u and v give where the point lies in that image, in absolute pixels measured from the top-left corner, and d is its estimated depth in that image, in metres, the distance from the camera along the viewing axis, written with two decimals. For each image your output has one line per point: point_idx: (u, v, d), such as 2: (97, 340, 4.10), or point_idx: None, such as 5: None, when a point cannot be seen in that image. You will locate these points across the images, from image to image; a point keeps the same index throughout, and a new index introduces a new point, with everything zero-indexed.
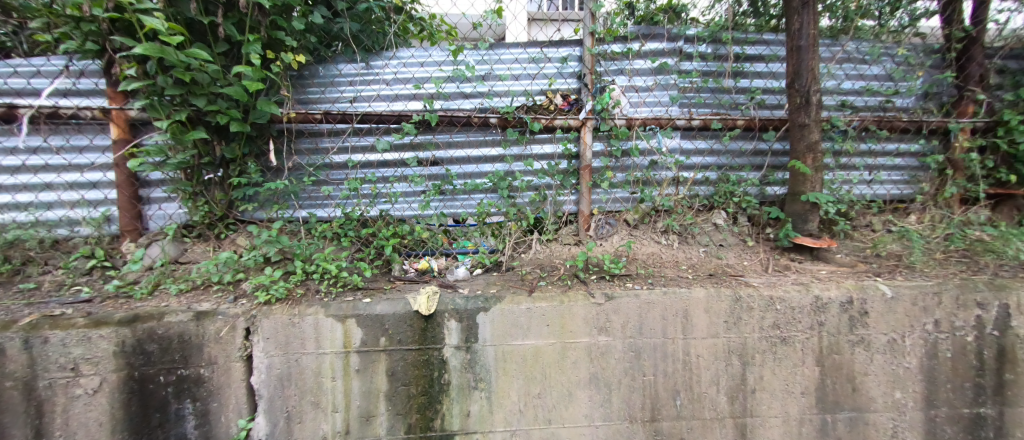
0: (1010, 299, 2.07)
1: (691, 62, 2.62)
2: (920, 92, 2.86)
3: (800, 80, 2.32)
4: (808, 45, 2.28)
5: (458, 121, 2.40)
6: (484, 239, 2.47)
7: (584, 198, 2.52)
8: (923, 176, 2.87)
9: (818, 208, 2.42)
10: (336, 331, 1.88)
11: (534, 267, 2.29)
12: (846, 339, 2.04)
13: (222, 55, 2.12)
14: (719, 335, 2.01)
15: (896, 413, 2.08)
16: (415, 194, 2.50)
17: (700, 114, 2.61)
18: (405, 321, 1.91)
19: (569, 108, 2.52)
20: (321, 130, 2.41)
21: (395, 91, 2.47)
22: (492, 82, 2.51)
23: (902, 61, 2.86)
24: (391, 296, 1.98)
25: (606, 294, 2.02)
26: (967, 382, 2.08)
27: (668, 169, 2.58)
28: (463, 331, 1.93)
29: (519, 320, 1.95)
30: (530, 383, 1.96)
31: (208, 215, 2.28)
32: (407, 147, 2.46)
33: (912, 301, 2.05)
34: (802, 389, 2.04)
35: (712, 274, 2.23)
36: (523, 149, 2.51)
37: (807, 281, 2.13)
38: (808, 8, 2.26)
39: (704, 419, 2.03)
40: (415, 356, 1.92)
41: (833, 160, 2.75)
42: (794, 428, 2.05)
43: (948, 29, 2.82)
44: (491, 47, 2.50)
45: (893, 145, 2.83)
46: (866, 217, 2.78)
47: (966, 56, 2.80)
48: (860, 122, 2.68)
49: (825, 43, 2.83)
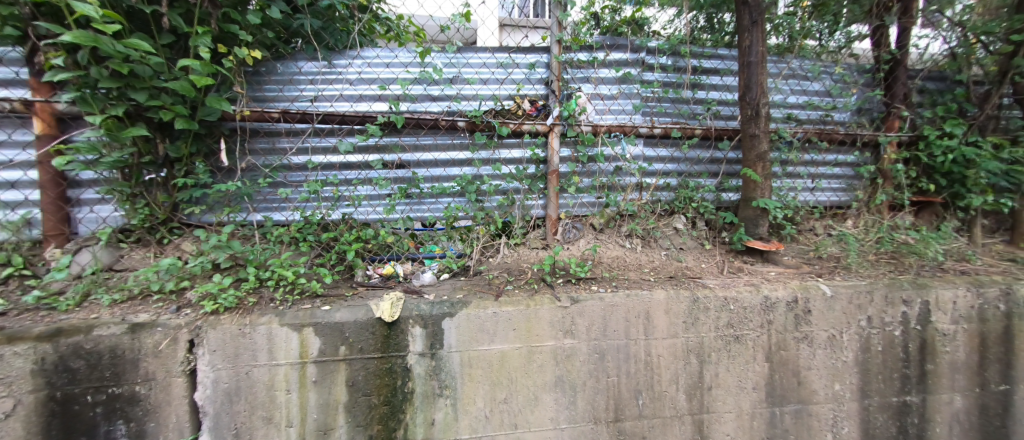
0: (931, 296, 2.30)
1: (653, 73, 2.73)
2: (855, 108, 3.14)
3: (751, 94, 2.48)
4: (757, 61, 2.44)
5: (425, 123, 2.35)
6: (451, 243, 2.40)
7: (551, 202, 2.53)
8: (857, 184, 3.13)
9: (767, 213, 2.58)
10: (292, 340, 1.75)
11: (501, 271, 2.27)
12: (792, 336, 2.18)
13: (167, 47, 1.95)
14: (678, 335, 2.07)
15: (836, 403, 2.23)
16: (380, 197, 2.40)
17: (661, 123, 2.72)
18: (367, 328, 1.80)
19: (538, 114, 2.51)
20: (279, 130, 2.27)
21: (359, 92, 2.37)
22: (461, 85, 2.47)
23: (839, 79, 3.13)
24: (352, 303, 1.86)
25: (571, 297, 2.01)
26: (896, 373, 2.28)
27: (632, 175, 2.66)
28: (428, 338, 1.84)
29: (485, 325, 1.89)
30: (496, 388, 1.90)
31: (149, 218, 2.08)
32: (371, 148, 2.36)
33: (849, 299, 2.23)
34: (754, 384, 2.15)
35: (672, 276, 2.32)
36: (492, 154, 2.50)
37: (758, 282, 2.26)
38: (757, 27, 2.42)
39: (664, 417, 2.07)
40: (377, 365, 1.81)
41: (781, 169, 2.93)
42: (746, 422, 2.15)
43: (877, 51, 3.14)
44: (460, 51, 2.48)
45: (833, 156, 3.07)
46: (810, 222, 3.00)
47: (893, 76, 3.11)
48: (804, 134, 2.90)
49: (774, 60, 3.04)
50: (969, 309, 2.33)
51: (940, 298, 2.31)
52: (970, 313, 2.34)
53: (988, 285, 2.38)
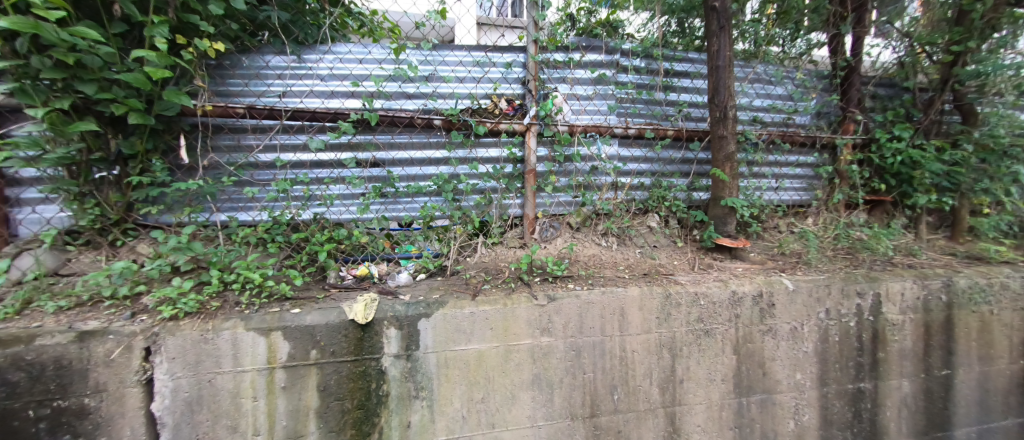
0: (882, 288, 2.45)
1: (627, 75, 2.79)
2: (814, 111, 3.31)
3: (720, 97, 2.57)
4: (724, 66, 2.53)
5: (400, 121, 2.30)
6: (428, 243, 2.37)
7: (529, 201, 2.54)
8: (817, 184, 3.30)
9: (735, 211, 2.69)
10: (259, 345, 1.68)
11: (478, 271, 2.26)
12: (757, 329, 2.27)
13: (119, 37, 1.83)
14: (652, 331, 2.12)
15: (798, 392, 2.35)
16: (354, 197, 2.34)
17: (635, 123, 2.78)
18: (340, 331, 1.76)
19: (515, 113, 2.52)
20: (245, 126, 2.17)
21: (331, 88, 2.30)
22: (436, 83, 2.45)
23: (800, 84, 3.29)
24: (324, 305, 1.80)
25: (548, 295, 2.03)
26: (851, 361, 2.42)
27: (607, 174, 2.71)
28: (403, 339, 1.81)
29: (462, 324, 1.87)
30: (474, 388, 1.89)
31: (100, 219, 1.95)
32: (344, 146, 2.29)
33: (809, 293, 2.35)
34: (723, 376, 2.23)
35: (646, 274, 2.37)
36: (469, 153, 2.48)
37: (726, 278, 2.35)
38: (724, 32, 2.50)
39: (638, 411, 2.12)
40: (351, 368, 1.77)
41: (748, 169, 3.06)
42: (716, 412, 2.23)
43: (834, 58, 3.32)
44: (435, 48, 2.45)
45: (795, 157, 3.22)
46: (774, 220, 3.14)
47: (847, 82, 3.30)
48: (768, 136, 3.03)
49: (740, 65, 3.16)
50: (915, 300, 2.50)
51: (890, 290, 2.47)
52: (916, 304, 2.51)
53: (931, 277, 2.56)
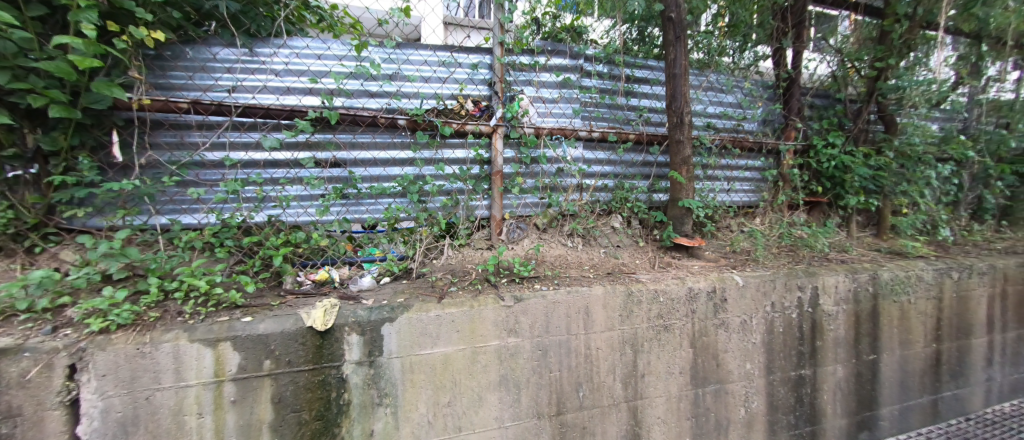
0: (819, 282, 2.67)
1: (591, 79, 2.88)
2: (761, 119, 3.56)
3: (677, 103, 2.69)
4: (681, 73, 2.66)
5: (363, 120, 2.23)
6: (393, 245, 2.31)
7: (496, 203, 2.54)
8: (764, 187, 3.54)
9: (691, 212, 2.82)
10: (205, 357, 1.55)
11: (445, 273, 2.23)
12: (711, 323, 2.40)
13: (36, 21, 1.64)
14: (615, 328, 2.19)
15: (747, 381, 2.50)
16: (312, 198, 2.23)
17: (599, 127, 2.86)
18: (297, 339, 1.66)
19: (481, 114, 2.51)
20: (189, 122, 2.01)
21: (287, 84, 2.18)
22: (400, 82, 2.39)
23: (748, 93, 3.52)
24: (279, 313, 1.70)
25: (515, 296, 2.04)
26: (794, 350, 2.61)
27: (573, 176, 2.76)
28: (366, 345, 1.74)
29: (428, 328, 1.83)
30: (440, 392, 1.85)
31: (13, 223, 1.72)
32: (302, 145, 2.18)
33: (757, 287, 2.51)
34: (680, 368, 2.33)
35: (610, 273, 2.44)
36: (435, 153, 2.45)
37: (683, 275, 2.47)
38: (680, 42, 2.63)
39: (603, 406, 2.17)
40: (309, 378, 1.68)
41: (703, 172, 3.23)
42: (674, 404, 2.33)
43: (777, 70, 3.58)
44: (399, 46, 2.39)
45: (744, 161, 3.44)
46: (726, 220, 3.34)
47: (789, 93, 3.57)
48: (721, 141, 3.21)
49: (695, 73, 3.33)
50: (847, 292, 2.74)
51: (827, 284, 2.69)
52: (848, 295, 2.75)
53: (860, 271, 2.82)
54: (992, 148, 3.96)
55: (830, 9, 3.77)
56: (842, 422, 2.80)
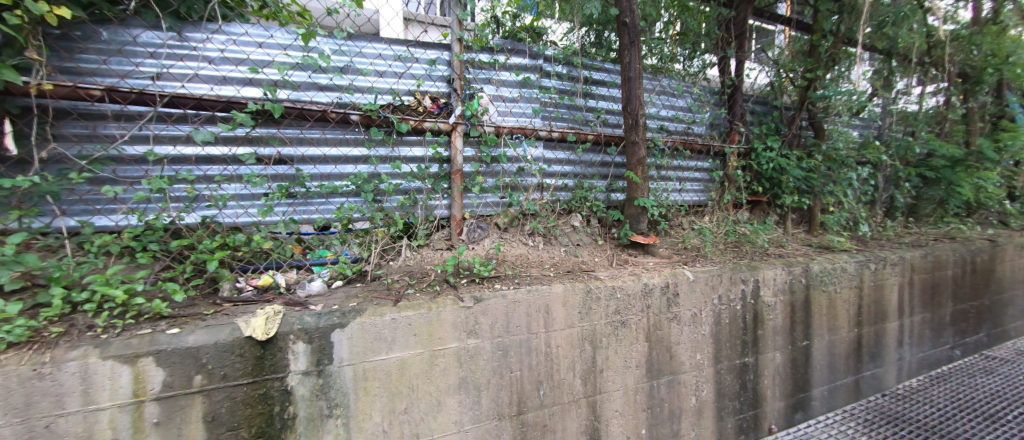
0: (760, 275, 2.85)
1: (550, 80, 2.92)
2: (708, 123, 3.76)
3: (632, 105, 2.78)
4: (635, 77, 2.74)
5: (311, 115, 2.10)
6: (346, 247, 2.19)
7: (456, 202, 2.50)
8: (712, 187, 3.74)
9: (646, 211, 2.92)
10: (120, 376, 1.36)
11: (401, 275, 2.15)
12: (665, 317, 2.50)
13: None
14: (575, 325, 2.21)
15: (698, 371, 2.62)
16: (254, 197, 2.07)
17: (558, 127, 2.89)
18: (233, 351, 1.51)
19: (439, 111, 2.43)
20: (103, 112, 1.78)
21: (223, 73, 2.01)
22: (352, 75, 2.27)
23: (697, 98, 3.71)
24: (212, 323, 1.54)
25: (474, 296, 2.00)
26: (738, 339, 2.78)
27: (533, 175, 2.77)
28: (313, 354, 1.63)
29: (382, 333, 1.75)
30: (396, 398, 1.77)
31: None
32: (241, 140, 2.02)
33: (706, 282, 2.64)
34: (636, 362, 2.41)
35: (569, 271, 2.47)
36: (391, 151, 2.35)
37: (638, 272, 2.54)
38: (635, 46, 2.71)
39: (563, 403, 2.18)
40: (247, 392, 1.53)
41: (657, 172, 3.36)
42: (631, 397, 2.39)
43: (723, 77, 3.81)
44: (351, 38, 2.28)
45: (694, 162, 3.62)
46: (679, 218, 3.49)
47: (733, 99, 3.80)
48: (672, 143, 3.35)
49: (649, 77, 3.45)
50: (784, 283, 2.96)
51: (767, 277, 2.88)
52: (785, 287, 2.96)
53: (795, 264, 3.05)
54: (901, 153, 4.45)
55: (768, 23, 4.04)
56: (781, 404, 3.01)
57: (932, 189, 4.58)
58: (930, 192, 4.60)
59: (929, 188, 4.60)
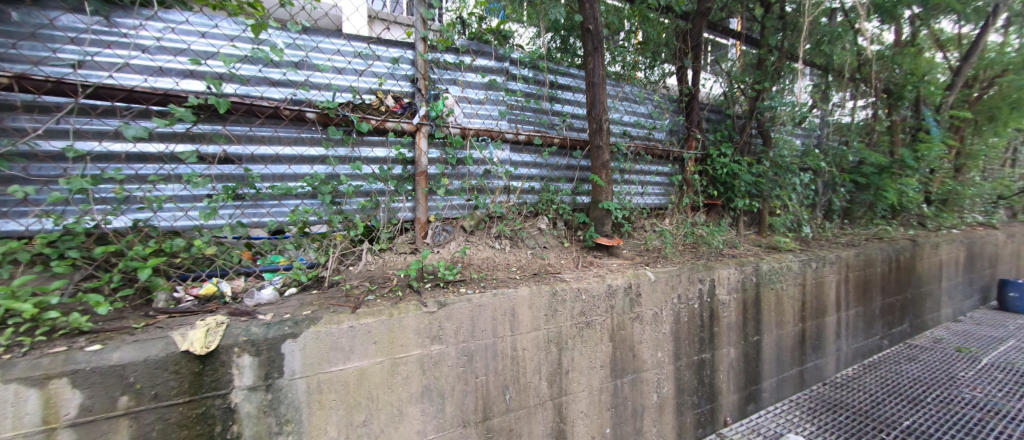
0: (715, 275, 2.98)
1: (516, 83, 2.92)
2: (668, 129, 3.90)
3: (596, 111, 2.83)
4: (599, 82, 2.79)
5: (261, 111, 1.97)
6: (301, 252, 2.07)
7: (420, 205, 2.44)
8: (671, 190, 3.88)
9: (611, 214, 2.99)
10: (26, 401, 1.20)
11: (362, 281, 2.06)
12: (628, 317, 2.55)
13: None
14: (541, 327, 2.21)
15: (659, 368, 2.70)
16: (195, 199, 1.91)
17: (525, 130, 2.90)
18: (167, 367, 1.37)
19: (403, 111, 2.36)
20: (12, 102, 1.57)
21: (159, 63, 1.84)
22: (308, 71, 2.17)
23: (657, 105, 3.85)
24: (143, 337, 1.39)
25: (438, 301, 1.94)
26: (696, 336, 2.89)
27: (499, 178, 2.76)
28: (261, 367, 1.51)
29: (339, 342, 1.65)
30: (354, 411, 1.68)
31: None
32: (180, 137, 1.86)
33: (666, 282, 2.72)
34: (601, 362, 2.44)
35: (536, 273, 2.46)
36: (350, 151, 2.26)
37: (603, 273, 2.58)
38: (598, 53, 2.77)
39: (529, 406, 2.17)
40: (183, 412, 1.39)
41: (621, 176, 3.44)
42: (596, 397, 2.42)
43: (681, 86, 3.97)
44: (306, 31, 2.17)
45: (655, 167, 3.74)
46: (641, 221, 3.59)
47: (690, 107, 3.98)
48: (634, 148, 3.46)
49: (612, 84, 3.53)
50: (737, 282, 3.11)
51: (722, 276, 3.02)
52: (738, 285, 3.12)
53: (746, 264, 3.21)
54: (837, 161, 4.83)
55: (721, 37, 4.23)
56: (735, 397, 3.15)
57: (863, 194, 4.99)
58: (862, 196, 5.01)
59: (861, 193, 5.01)
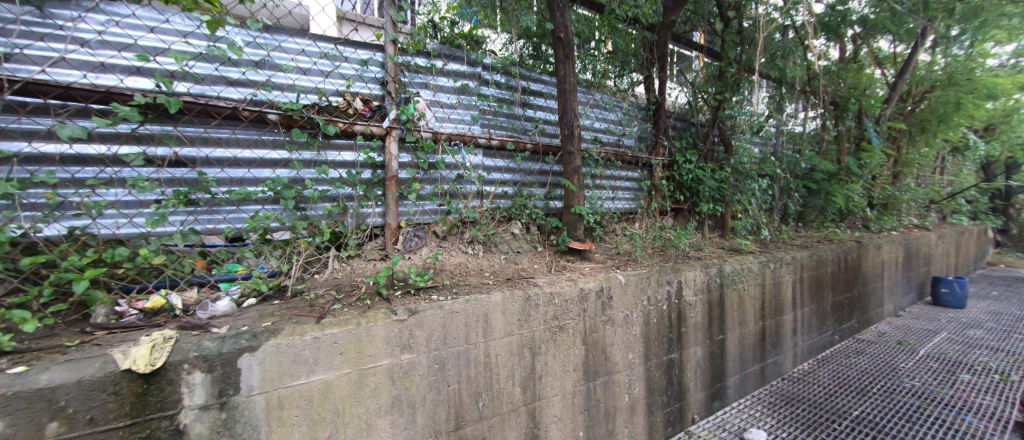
0: (683, 277, 3.08)
1: (488, 88, 2.92)
2: (637, 135, 4.01)
3: (567, 117, 2.87)
4: (570, 89, 2.83)
5: (217, 111, 1.86)
6: (261, 260, 1.96)
7: (390, 210, 2.38)
8: (641, 195, 3.97)
9: (582, 218, 3.03)
10: None
11: (328, 289, 1.98)
12: (600, 320, 2.58)
13: None
14: (514, 333, 2.19)
15: (631, 370, 2.74)
16: (142, 204, 1.78)
17: (497, 135, 2.90)
18: (107, 388, 1.25)
19: (371, 114, 2.31)
20: None
21: (101, 58, 1.71)
22: (270, 71, 2.07)
23: (626, 113, 3.96)
24: (77, 356, 1.27)
25: (409, 309, 1.89)
26: (665, 337, 2.96)
27: (472, 183, 2.74)
28: (214, 384, 1.41)
29: (302, 354, 1.57)
30: (318, 426, 1.60)
31: None
32: (125, 137, 1.72)
33: (635, 284, 2.78)
34: (574, 366, 2.45)
35: (509, 278, 2.45)
36: (316, 155, 2.17)
37: (575, 277, 2.60)
38: (569, 60, 2.81)
39: (502, 413, 2.14)
40: (124, 437, 1.27)
41: (592, 181, 3.50)
42: (570, 400, 2.42)
43: (648, 94, 4.10)
44: (268, 30, 2.08)
45: (625, 172, 3.83)
46: (612, 225, 3.66)
47: (657, 115, 4.12)
48: (605, 154, 3.53)
49: (583, 91, 3.60)
50: (703, 283, 3.22)
51: (689, 278, 3.12)
52: (704, 286, 3.23)
53: (711, 266, 3.34)
54: (792, 168, 5.12)
55: (685, 48, 4.41)
56: (702, 395, 3.25)
57: (815, 198, 5.31)
58: (814, 201, 5.33)
59: (813, 197, 5.33)
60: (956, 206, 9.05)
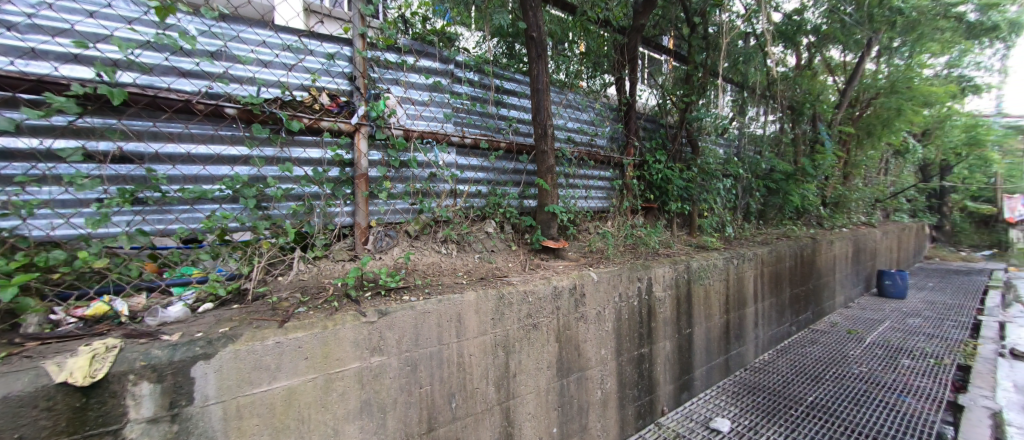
0: (652, 273, 3.16)
1: (461, 86, 2.88)
2: (609, 135, 4.07)
3: (541, 116, 2.88)
4: (543, 89, 2.85)
5: (169, 104, 1.75)
6: (219, 263, 1.86)
7: (359, 209, 2.31)
8: (613, 194, 4.04)
9: (556, 217, 3.05)
10: None
11: (292, 292, 1.89)
12: (573, 317, 2.61)
13: None
14: (487, 332, 2.18)
15: (603, 365, 2.79)
16: (81, 204, 1.64)
17: (470, 133, 2.87)
18: (39, 405, 1.14)
19: (339, 110, 2.23)
20: None
21: (31, 44, 1.55)
22: (228, 63, 1.96)
23: (599, 113, 4.02)
24: (4, 370, 1.15)
25: (379, 310, 1.84)
26: (636, 332, 3.03)
27: (445, 181, 2.70)
28: (165, 394, 1.32)
29: (263, 361, 1.50)
30: (281, 435, 1.53)
31: None
32: (60, 131, 1.58)
33: (607, 281, 2.83)
34: (548, 363, 2.47)
35: (482, 277, 2.43)
36: (279, 152, 2.08)
37: (548, 275, 2.62)
38: (542, 60, 2.81)
39: (476, 413, 2.13)
40: None
41: (566, 180, 3.53)
42: (544, 397, 2.44)
43: (619, 95, 4.18)
44: (225, 19, 1.97)
45: (598, 172, 3.88)
46: (585, 224, 3.71)
47: (628, 116, 4.20)
48: (578, 154, 3.57)
49: (556, 91, 3.63)
50: (672, 279, 3.32)
51: (659, 274, 3.20)
52: (672, 282, 3.32)
53: (679, 262, 3.44)
54: (753, 169, 5.36)
55: (654, 52, 4.53)
56: (671, 387, 3.35)
57: (774, 197, 5.59)
58: (773, 200, 5.61)
59: (772, 196, 5.61)
60: (898, 205, 9.77)
